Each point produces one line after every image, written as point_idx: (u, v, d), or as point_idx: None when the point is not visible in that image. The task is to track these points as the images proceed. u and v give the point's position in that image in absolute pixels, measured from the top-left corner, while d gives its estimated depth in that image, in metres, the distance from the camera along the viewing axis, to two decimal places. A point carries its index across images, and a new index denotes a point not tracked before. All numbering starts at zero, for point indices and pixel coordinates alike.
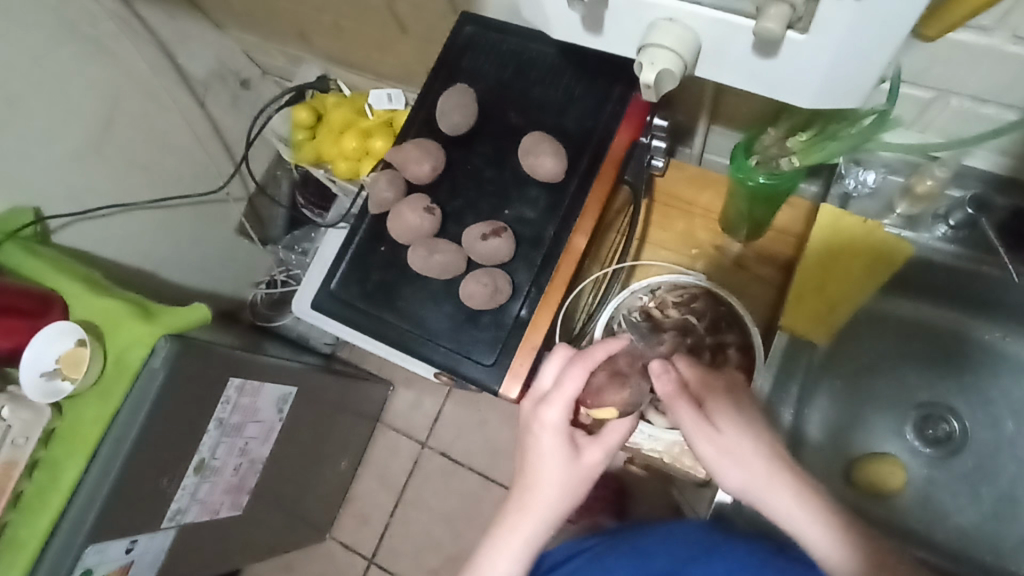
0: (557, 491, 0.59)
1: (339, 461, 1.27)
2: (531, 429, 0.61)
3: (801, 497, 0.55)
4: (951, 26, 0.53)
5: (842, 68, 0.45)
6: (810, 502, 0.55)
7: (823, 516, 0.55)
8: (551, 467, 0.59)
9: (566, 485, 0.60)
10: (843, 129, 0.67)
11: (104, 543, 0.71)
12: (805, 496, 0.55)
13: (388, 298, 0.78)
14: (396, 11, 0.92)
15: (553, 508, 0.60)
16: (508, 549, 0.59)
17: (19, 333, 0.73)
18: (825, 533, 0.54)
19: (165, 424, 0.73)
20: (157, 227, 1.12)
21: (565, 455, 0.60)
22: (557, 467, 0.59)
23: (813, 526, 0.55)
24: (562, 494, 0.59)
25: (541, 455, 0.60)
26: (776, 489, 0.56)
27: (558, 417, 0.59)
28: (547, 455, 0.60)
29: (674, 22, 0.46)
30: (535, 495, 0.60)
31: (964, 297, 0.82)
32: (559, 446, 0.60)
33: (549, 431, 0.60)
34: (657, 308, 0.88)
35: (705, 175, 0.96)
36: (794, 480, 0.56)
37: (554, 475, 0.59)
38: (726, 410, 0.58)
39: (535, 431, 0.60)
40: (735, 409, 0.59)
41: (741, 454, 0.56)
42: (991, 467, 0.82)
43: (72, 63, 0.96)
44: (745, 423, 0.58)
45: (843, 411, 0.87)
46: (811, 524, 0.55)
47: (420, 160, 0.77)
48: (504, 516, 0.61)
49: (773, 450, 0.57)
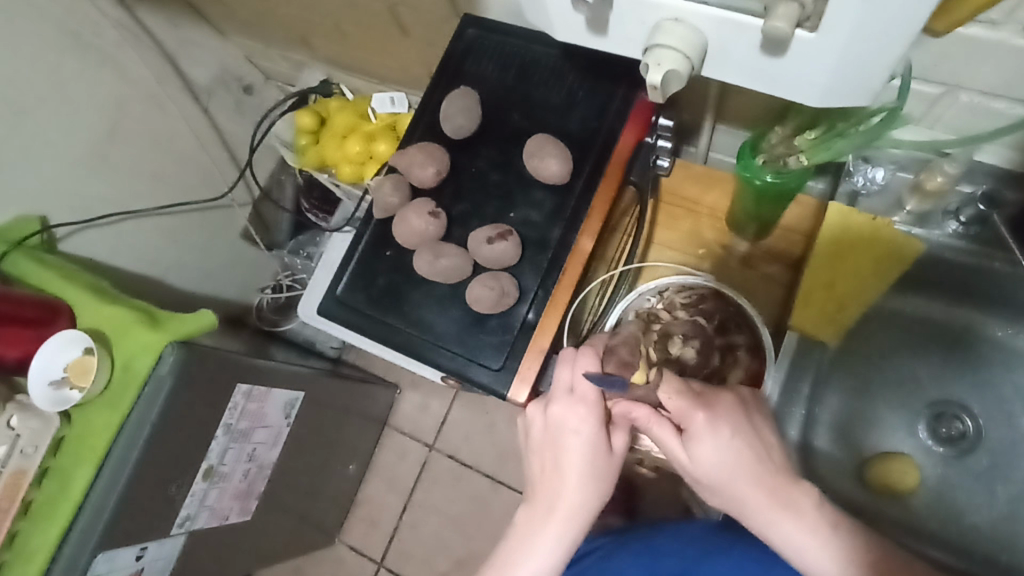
0: (597, 484, 0.59)
1: (347, 465, 1.26)
2: (565, 424, 0.59)
3: (778, 521, 0.54)
4: (962, 20, 0.52)
5: (849, 66, 0.44)
6: (791, 523, 0.54)
7: (803, 534, 0.53)
8: (590, 459, 0.59)
9: (603, 477, 0.59)
10: (851, 127, 0.65)
11: (114, 551, 0.71)
12: (787, 516, 0.54)
13: (394, 303, 0.78)
14: (398, 14, 0.91)
15: (592, 502, 0.59)
16: (549, 550, 0.58)
17: (25, 342, 0.72)
18: (807, 549, 0.53)
19: (173, 431, 0.73)
20: (162, 234, 1.13)
21: (602, 447, 0.59)
22: (595, 460, 0.59)
23: (795, 544, 0.53)
24: (600, 487, 0.59)
25: (577, 448, 0.59)
26: (752, 511, 0.55)
27: (593, 412, 0.59)
28: (584, 448, 0.59)
29: (680, 22, 0.46)
30: (576, 492, 0.58)
31: (975, 294, 0.81)
32: (597, 438, 0.59)
33: (587, 425, 0.59)
34: (666, 310, 0.87)
35: (713, 174, 0.95)
36: (776, 500, 0.54)
37: (593, 469, 0.59)
38: (706, 433, 0.55)
39: (570, 427, 0.59)
40: (714, 431, 0.55)
41: (715, 480, 0.55)
42: (1006, 465, 0.81)
43: (75, 73, 0.96)
44: (723, 447, 0.55)
45: (854, 410, 0.86)
46: (791, 543, 0.53)
47: (425, 165, 0.77)
48: (536, 517, 0.59)
49: (753, 472, 0.55)
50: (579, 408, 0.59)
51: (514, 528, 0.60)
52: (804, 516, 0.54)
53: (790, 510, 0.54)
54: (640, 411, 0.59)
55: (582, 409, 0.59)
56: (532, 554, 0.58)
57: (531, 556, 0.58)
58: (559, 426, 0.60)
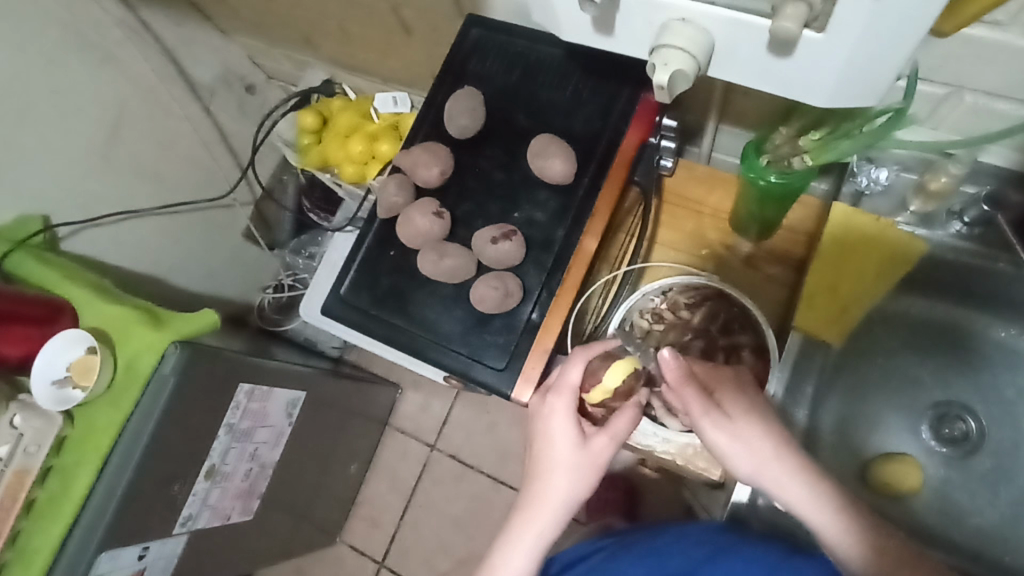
0: (566, 478, 0.57)
1: (349, 464, 1.26)
2: (539, 416, 0.60)
3: (808, 479, 0.55)
4: (967, 21, 0.52)
5: (856, 67, 0.44)
6: (818, 484, 0.55)
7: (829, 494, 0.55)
8: (557, 451, 0.58)
9: (572, 473, 0.58)
10: (855, 128, 0.66)
11: (118, 550, 0.71)
12: (812, 479, 0.55)
13: (398, 303, 0.78)
14: (401, 14, 0.91)
15: (561, 496, 0.57)
16: (518, 543, 0.57)
17: (32, 341, 0.72)
18: (830, 514, 0.54)
19: (176, 430, 0.73)
20: (164, 233, 1.13)
21: (572, 440, 0.58)
22: (563, 452, 0.58)
23: (821, 508, 0.55)
24: (568, 482, 0.57)
25: (547, 440, 0.59)
26: (785, 471, 0.55)
27: (561, 404, 0.59)
28: (554, 440, 0.59)
29: (686, 23, 0.46)
30: (544, 483, 0.58)
31: (978, 295, 0.81)
32: (566, 431, 0.58)
33: (555, 416, 0.59)
34: (670, 311, 0.89)
35: (714, 175, 0.96)
36: (801, 463, 0.56)
37: (560, 461, 0.58)
38: (734, 399, 0.57)
39: (542, 418, 0.60)
40: (744, 395, 0.58)
41: (752, 439, 0.56)
42: (1008, 465, 0.81)
43: (78, 73, 0.96)
44: (756, 408, 0.57)
45: (858, 410, 0.86)
46: (820, 504, 0.55)
47: (429, 165, 0.77)
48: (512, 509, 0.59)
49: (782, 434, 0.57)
50: (550, 399, 0.60)
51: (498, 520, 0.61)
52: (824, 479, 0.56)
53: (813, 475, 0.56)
54: (660, 388, 0.58)
55: (553, 400, 0.60)
56: (504, 545, 0.58)
57: (503, 545, 0.58)
58: (536, 417, 0.61)
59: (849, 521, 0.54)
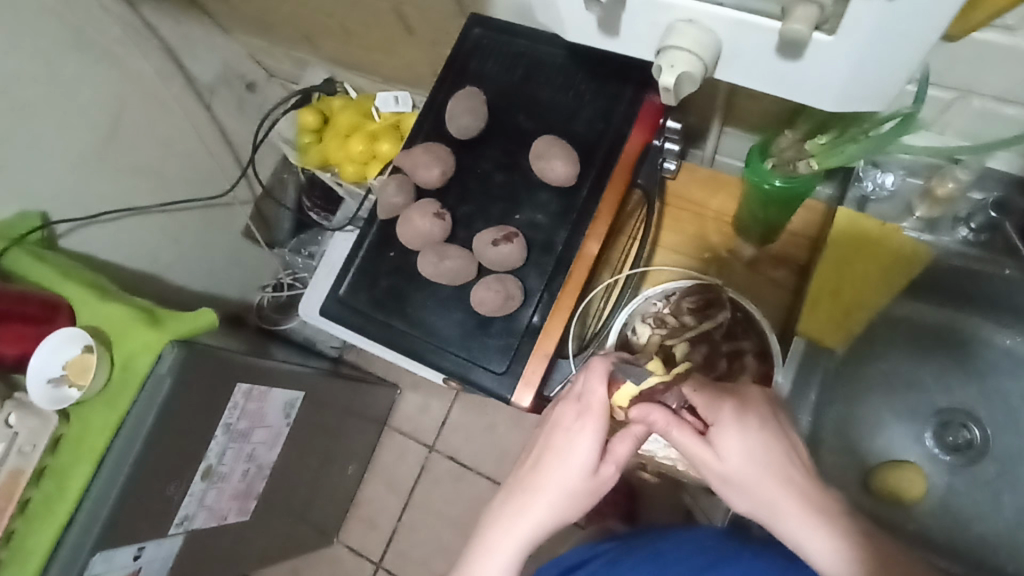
0: (565, 497, 0.57)
1: (347, 464, 1.26)
2: (562, 428, 0.59)
3: (803, 515, 0.51)
4: (978, 24, 0.51)
5: (866, 70, 0.43)
6: (819, 522, 0.51)
7: (827, 529, 0.50)
8: (568, 469, 0.57)
9: (574, 495, 0.57)
10: (861, 133, 0.65)
11: (112, 551, 0.70)
12: (813, 515, 0.51)
13: (397, 305, 0.77)
14: (403, 13, 0.90)
15: (552, 513, 0.56)
16: (496, 550, 0.56)
17: (25, 341, 0.72)
18: (835, 556, 0.49)
19: (172, 432, 0.72)
20: (162, 231, 1.12)
21: (587, 463, 0.57)
22: (574, 472, 0.57)
23: (819, 545, 0.50)
24: (567, 501, 0.56)
25: (562, 454, 0.58)
26: (780, 509, 0.53)
27: (591, 421, 0.58)
28: (569, 456, 0.57)
29: (693, 24, 0.45)
30: (541, 494, 0.57)
31: (983, 301, 0.80)
32: (585, 452, 0.57)
33: (581, 433, 0.58)
34: (672, 315, 0.88)
35: (717, 178, 0.95)
36: (799, 497, 0.52)
37: (566, 479, 0.57)
38: (730, 428, 0.56)
39: (565, 433, 0.59)
40: (741, 427, 0.56)
41: (743, 478, 0.54)
42: (1013, 474, 0.80)
43: (78, 69, 0.95)
44: (751, 443, 0.55)
45: (859, 418, 0.85)
46: (816, 540, 0.50)
47: (430, 165, 0.76)
48: (498, 513, 0.58)
49: (781, 468, 0.54)
50: (580, 416, 0.59)
51: (480, 518, 0.59)
52: (830, 514, 0.51)
53: (815, 511, 0.51)
54: (657, 413, 0.58)
55: (584, 417, 0.59)
56: (484, 548, 0.56)
57: (485, 551, 0.56)
58: (557, 424, 0.60)
59: (856, 560, 0.48)
